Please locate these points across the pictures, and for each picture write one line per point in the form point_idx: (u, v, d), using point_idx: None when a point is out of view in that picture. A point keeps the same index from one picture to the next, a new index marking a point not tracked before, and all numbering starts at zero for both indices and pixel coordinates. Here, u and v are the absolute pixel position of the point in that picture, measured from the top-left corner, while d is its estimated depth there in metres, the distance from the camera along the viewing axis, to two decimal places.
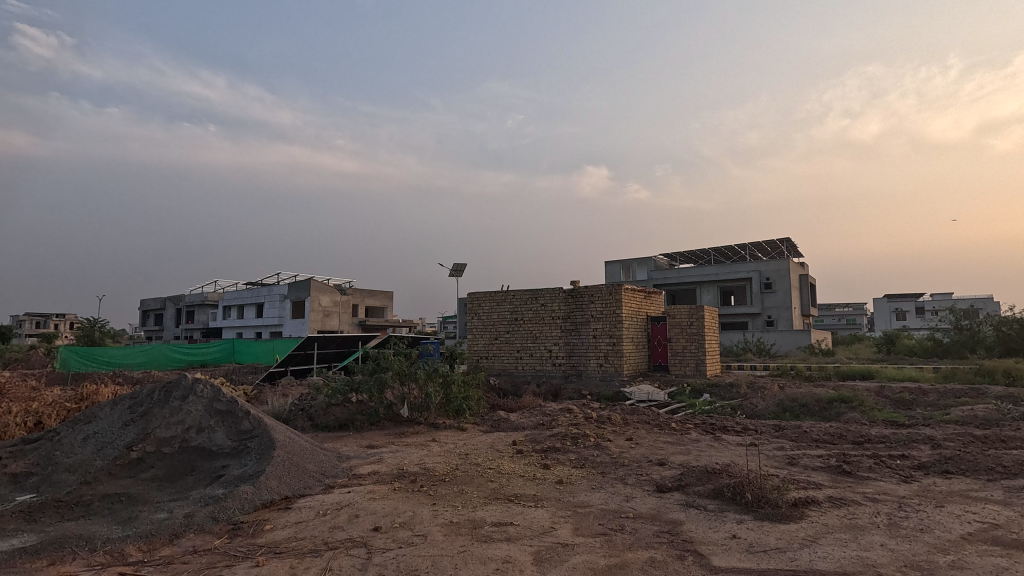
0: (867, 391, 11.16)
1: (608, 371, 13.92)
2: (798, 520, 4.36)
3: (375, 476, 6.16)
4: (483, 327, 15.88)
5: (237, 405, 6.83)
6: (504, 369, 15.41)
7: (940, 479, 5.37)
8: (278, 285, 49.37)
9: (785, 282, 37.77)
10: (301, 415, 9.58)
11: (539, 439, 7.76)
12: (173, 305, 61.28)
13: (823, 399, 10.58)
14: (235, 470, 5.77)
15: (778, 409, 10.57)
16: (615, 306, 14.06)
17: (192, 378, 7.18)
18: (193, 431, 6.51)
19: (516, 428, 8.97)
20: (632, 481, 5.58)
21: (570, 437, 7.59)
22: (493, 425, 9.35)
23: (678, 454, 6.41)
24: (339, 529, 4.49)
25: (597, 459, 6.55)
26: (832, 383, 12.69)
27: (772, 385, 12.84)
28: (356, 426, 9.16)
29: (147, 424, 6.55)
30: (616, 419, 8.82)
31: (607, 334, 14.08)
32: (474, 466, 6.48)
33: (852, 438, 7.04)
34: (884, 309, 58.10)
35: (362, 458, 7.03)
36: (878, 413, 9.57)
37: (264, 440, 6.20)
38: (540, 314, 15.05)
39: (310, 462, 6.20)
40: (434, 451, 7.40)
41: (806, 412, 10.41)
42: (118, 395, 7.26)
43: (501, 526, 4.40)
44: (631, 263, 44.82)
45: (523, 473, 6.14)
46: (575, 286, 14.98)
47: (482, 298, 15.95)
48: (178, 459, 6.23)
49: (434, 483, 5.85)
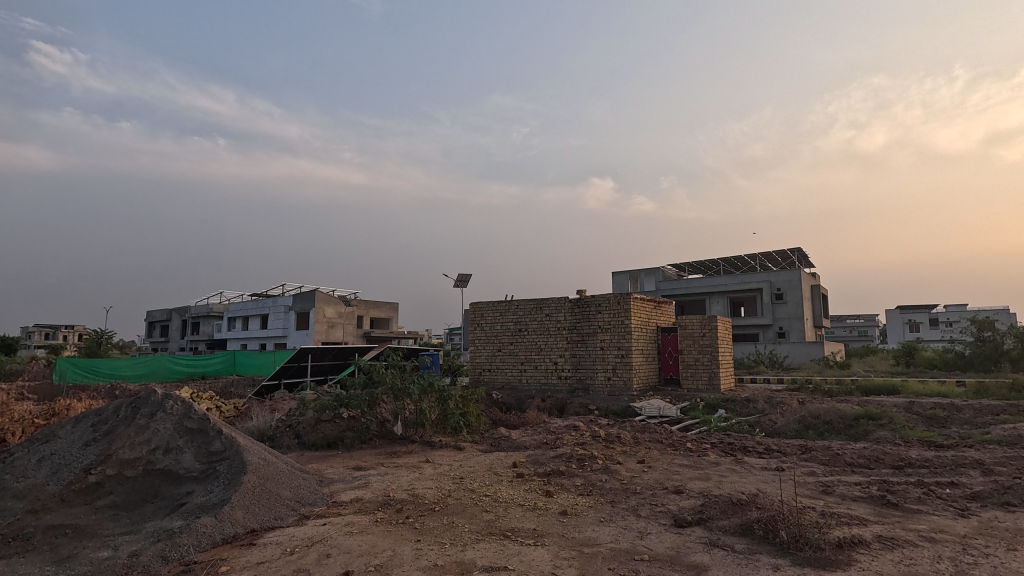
0: (895, 407, 10.42)
1: (617, 385, 13.24)
2: (846, 566, 3.68)
3: (357, 505, 5.51)
4: (485, 339, 15.25)
5: (209, 423, 6.22)
6: (507, 382, 14.76)
7: (1003, 514, 4.65)
8: (282, 297, 49.08)
9: (797, 293, 36.93)
10: (287, 433, 8.96)
11: (541, 460, 7.08)
12: (180, 316, 61.15)
13: (849, 416, 9.84)
14: (198, 498, 5.16)
15: (800, 427, 9.83)
16: (623, 316, 13.39)
17: (162, 394, 6.58)
18: (160, 452, 5.91)
19: (518, 447, 8.30)
20: (645, 513, 4.89)
21: (576, 459, 6.91)
22: (493, 444, 8.68)
23: (696, 480, 5.72)
24: (305, 573, 3.84)
25: (605, 485, 5.86)
26: (856, 398, 11.91)
27: (791, 400, 12.10)
28: (345, 444, 8.53)
29: (109, 444, 5.96)
30: (625, 438, 8.13)
31: (615, 345, 13.41)
32: (468, 493, 5.81)
33: (890, 462, 6.31)
34: (897, 321, 56.81)
35: (346, 482, 6.38)
36: (911, 432, 8.83)
37: (235, 463, 5.58)
38: (545, 324, 14.41)
39: (285, 487, 5.57)
40: (427, 474, 6.73)
41: (830, 430, 9.68)
42: (83, 411, 6.67)
43: (493, 572, 3.74)
44: (639, 273, 44.12)
45: (523, 501, 5.47)
46: (581, 295, 14.35)
47: (485, 308, 15.34)
48: (140, 484, 5.63)
49: (422, 514, 5.19)
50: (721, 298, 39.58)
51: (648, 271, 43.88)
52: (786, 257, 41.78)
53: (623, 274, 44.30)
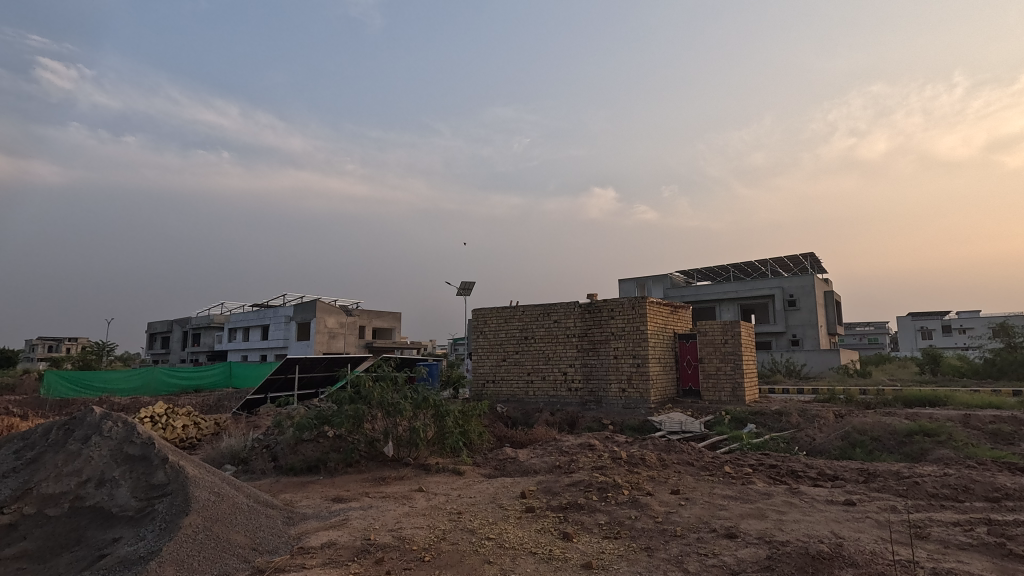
0: (951, 421, 9.25)
1: (632, 398, 12.13)
2: None
3: (328, 553, 4.41)
4: (489, 347, 14.17)
5: (153, 448, 5.11)
6: (513, 395, 13.66)
7: None
8: (283, 307, 48.13)
9: (811, 299, 35.66)
10: (263, 454, 7.85)
11: (555, 490, 5.97)
12: (181, 327, 60.37)
13: (900, 432, 8.70)
14: (124, 548, 4.08)
15: (845, 445, 8.67)
16: (638, 322, 12.29)
17: (101, 413, 5.49)
18: (91, 486, 4.83)
19: (526, 471, 7.19)
20: (696, 568, 3.78)
21: (596, 488, 5.77)
22: (498, 467, 7.57)
23: (750, 519, 4.60)
24: None
25: (635, 525, 4.75)
26: (900, 411, 10.71)
27: (828, 413, 10.91)
28: (327, 468, 7.42)
29: (31, 476, 4.91)
30: (651, 461, 7.01)
31: (630, 354, 12.30)
32: (467, 536, 4.70)
33: (984, 493, 5.15)
34: (909, 329, 55.28)
35: (320, 519, 5.28)
36: (979, 451, 7.68)
37: (177, 502, 4.50)
38: (553, 332, 13.31)
39: (239, 531, 4.48)
40: (418, 509, 5.62)
41: (880, 448, 8.55)
42: (9, 434, 5.61)
43: None
44: (646, 280, 42.96)
45: (535, 548, 4.36)
46: (592, 299, 13.27)
47: (489, 314, 14.27)
48: (63, 526, 4.56)
49: (408, 568, 4.07)
50: (731, 304, 38.43)
51: (656, 279, 42.77)
52: (798, 263, 40.57)
53: (630, 281, 43.17)
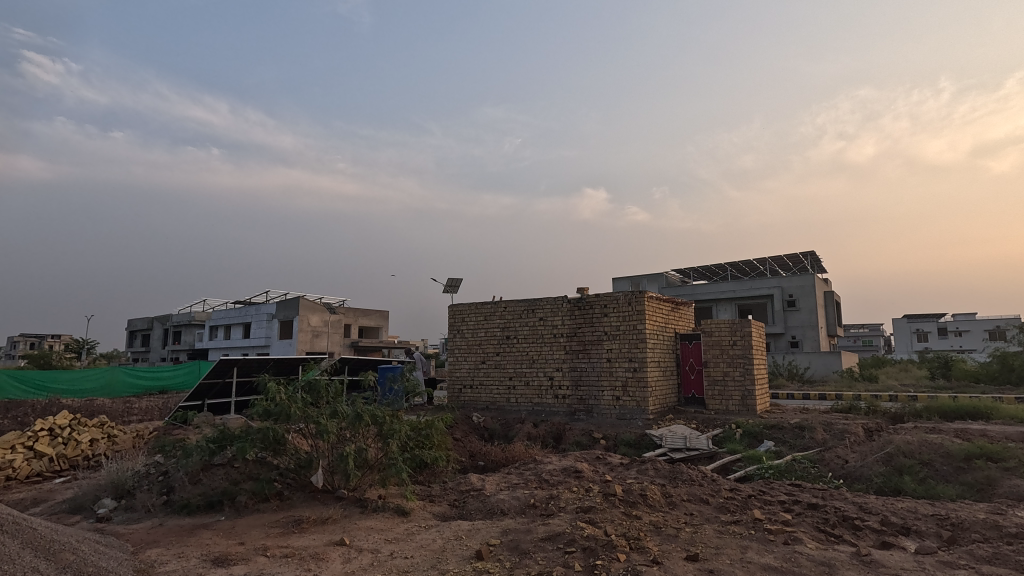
0: (1013, 442, 7.63)
1: (627, 408, 10.50)
2: None
3: None
4: (467, 348, 12.49)
5: None
6: (492, 402, 12.00)
7: None
8: (264, 304, 46.11)
9: (811, 299, 34.19)
10: (157, 485, 6.10)
11: (524, 549, 4.28)
12: (161, 325, 58.15)
13: (957, 458, 7.07)
14: None
15: (889, 471, 7.05)
16: (635, 320, 10.63)
17: None
18: None
19: (491, 511, 5.50)
20: None
21: (579, 550, 4.08)
22: (456, 504, 5.86)
23: None
24: None
25: None
26: (943, 425, 9.08)
27: (857, 427, 9.27)
28: (232, 504, 5.69)
29: None
30: (657, 501, 5.34)
31: (625, 357, 10.63)
32: None
33: None
34: (905, 331, 53.88)
35: None
36: None
37: None
38: (537, 331, 11.65)
39: None
40: None
41: (930, 477, 6.93)
42: None
43: None
44: (641, 279, 41.31)
45: None
46: (583, 294, 11.60)
47: (466, 311, 12.60)
48: None
49: None
50: (729, 304, 36.98)
51: (651, 278, 41.23)
52: (798, 262, 39.08)
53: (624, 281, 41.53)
